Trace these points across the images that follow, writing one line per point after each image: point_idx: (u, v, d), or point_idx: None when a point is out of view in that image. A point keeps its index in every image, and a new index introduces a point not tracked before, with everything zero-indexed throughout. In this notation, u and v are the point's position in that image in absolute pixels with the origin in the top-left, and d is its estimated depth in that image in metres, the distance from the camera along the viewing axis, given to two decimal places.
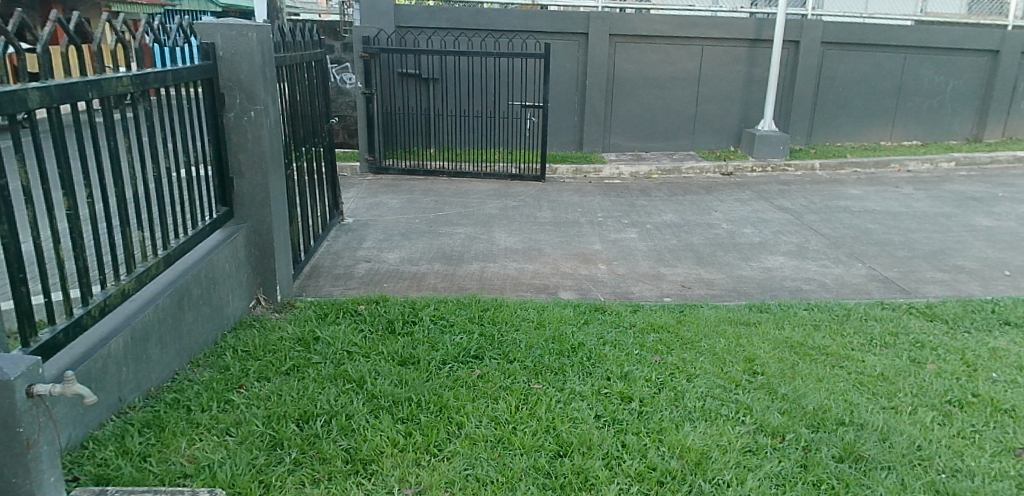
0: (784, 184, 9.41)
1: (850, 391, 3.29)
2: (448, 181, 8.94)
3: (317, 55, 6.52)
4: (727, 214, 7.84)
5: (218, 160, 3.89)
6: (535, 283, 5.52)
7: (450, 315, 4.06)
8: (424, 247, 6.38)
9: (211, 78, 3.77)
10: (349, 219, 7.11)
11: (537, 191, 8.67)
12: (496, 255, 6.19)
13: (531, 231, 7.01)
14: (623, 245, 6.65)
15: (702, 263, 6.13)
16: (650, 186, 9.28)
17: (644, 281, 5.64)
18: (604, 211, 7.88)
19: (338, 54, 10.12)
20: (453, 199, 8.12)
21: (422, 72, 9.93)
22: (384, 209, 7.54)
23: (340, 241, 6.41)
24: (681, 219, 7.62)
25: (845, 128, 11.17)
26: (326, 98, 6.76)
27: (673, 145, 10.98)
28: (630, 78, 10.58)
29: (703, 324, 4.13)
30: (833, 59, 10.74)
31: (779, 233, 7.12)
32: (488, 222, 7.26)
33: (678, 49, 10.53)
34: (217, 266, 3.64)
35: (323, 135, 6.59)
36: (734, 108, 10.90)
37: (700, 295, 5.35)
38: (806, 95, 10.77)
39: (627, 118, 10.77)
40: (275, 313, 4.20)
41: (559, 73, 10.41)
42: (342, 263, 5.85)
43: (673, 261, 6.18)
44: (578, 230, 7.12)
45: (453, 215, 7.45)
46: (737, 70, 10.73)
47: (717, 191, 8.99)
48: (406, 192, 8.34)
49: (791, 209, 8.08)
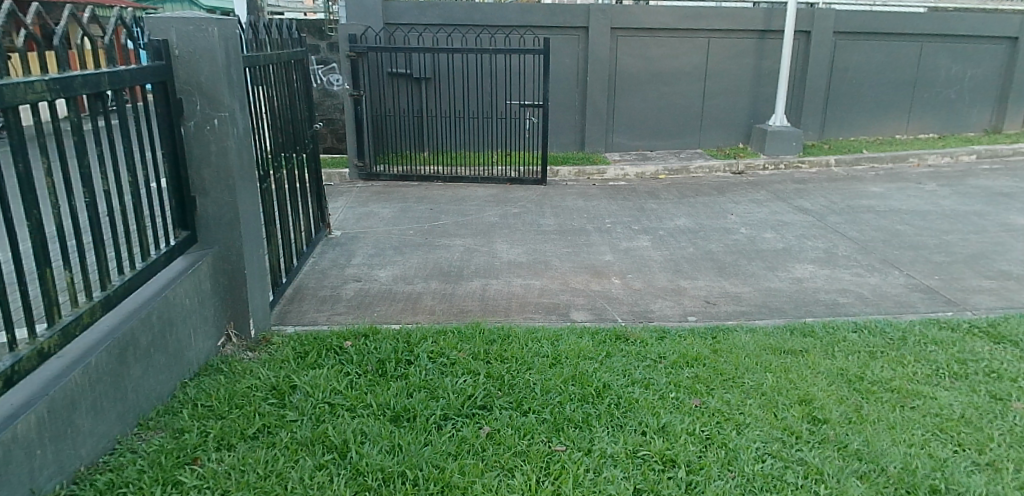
0: (800, 182, 8.88)
1: (931, 442, 2.80)
2: (444, 187, 8.39)
3: (298, 55, 5.95)
4: (744, 217, 7.29)
5: (176, 177, 3.33)
6: (543, 302, 4.98)
7: (451, 351, 3.50)
8: (419, 262, 5.83)
9: (164, 81, 3.18)
10: (337, 232, 6.55)
11: (538, 196, 8.12)
12: (498, 271, 5.64)
13: (534, 241, 6.46)
14: (636, 255, 6.09)
15: (724, 274, 5.59)
16: (658, 187, 8.74)
17: (663, 298, 5.09)
18: (612, 216, 7.33)
19: (324, 55, 9.55)
20: (450, 206, 7.56)
21: (413, 71, 9.35)
22: (375, 220, 6.98)
23: (327, 257, 5.85)
24: (695, 223, 7.07)
25: (859, 121, 10.66)
26: (310, 101, 6.19)
27: (678, 144, 10.44)
28: (633, 73, 10.03)
29: (743, 356, 3.57)
30: (846, 50, 10.20)
31: (803, 237, 6.59)
32: (488, 232, 6.71)
33: (683, 42, 9.98)
34: (175, 304, 3.06)
35: (307, 142, 6.01)
36: (743, 103, 10.38)
37: (727, 313, 4.81)
38: (819, 88, 10.24)
39: (630, 115, 10.22)
40: (248, 353, 3.62)
41: (559, 70, 9.85)
42: (329, 283, 5.29)
43: (693, 272, 5.64)
44: (586, 238, 6.57)
45: (450, 225, 6.89)
46: (745, 64, 10.21)
47: (731, 191, 8.45)
48: (399, 200, 7.78)
49: (812, 210, 7.54)
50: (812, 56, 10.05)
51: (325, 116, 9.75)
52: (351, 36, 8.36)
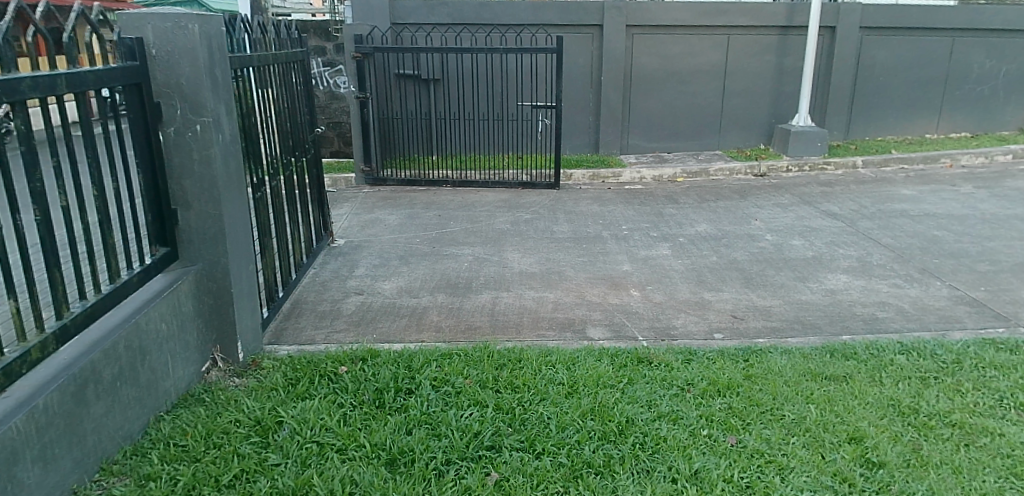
0: (825, 185, 8.46)
1: (1005, 490, 2.46)
2: (453, 192, 8.07)
3: (300, 56, 5.66)
4: (769, 223, 6.90)
5: (154, 189, 3.02)
6: (557, 317, 4.64)
7: (456, 378, 3.18)
8: (425, 273, 5.50)
9: (138, 83, 2.86)
10: (340, 241, 6.24)
11: (551, 201, 7.78)
12: (509, 282, 5.30)
13: (547, 250, 6.11)
14: (656, 264, 5.73)
15: (751, 286, 5.21)
16: (677, 191, 8.36)
17: (687, 312, 4.73)
18: (629, 223, 6.97)
19: (330, 56, 9.27)
20: (459, 213, 7.24)
21: (422, 72, 9.04)
22: (381, 227, 6.67)
23: (328, 268, 5.55)
24: (718, 230, 6.69)
25: (886, 120, 10.20)
26: (312, 105, 5.89)
27: (697, 145, 10.04)
28: (650, 73, 9.65)
29: (781, 385, 3.21)
30: (873, 45, 9.76)
31: (834, 244, 6.19)
32: (499, 240, 6.38)
33: (702, 40, 9.60)
34: (148, 330, 2.76)
35: (309, 147, 5.70)
36: (765, 102, 9.97)
37: (757, 331, 4.44)
38: (844, 86, 9.80)
39: (647, 116, 9.85)
40: (234, 380, 3.33)
41: (573, 70, 9.50)
42: (330, 297, 4.98)
43: (718, 283, 5.26)
44: (602, 246, 6.22)
45: (459, 232, 6.57)
46: (767, 61, 9.80)
47: (753, 195, 8.06)
48: (406, 205, 7.48)
49: (841, 214, 7.13)
50: (837, 52, 9.62)
51: (332, 120, 9.47)
52: (357, 36, 8.06)
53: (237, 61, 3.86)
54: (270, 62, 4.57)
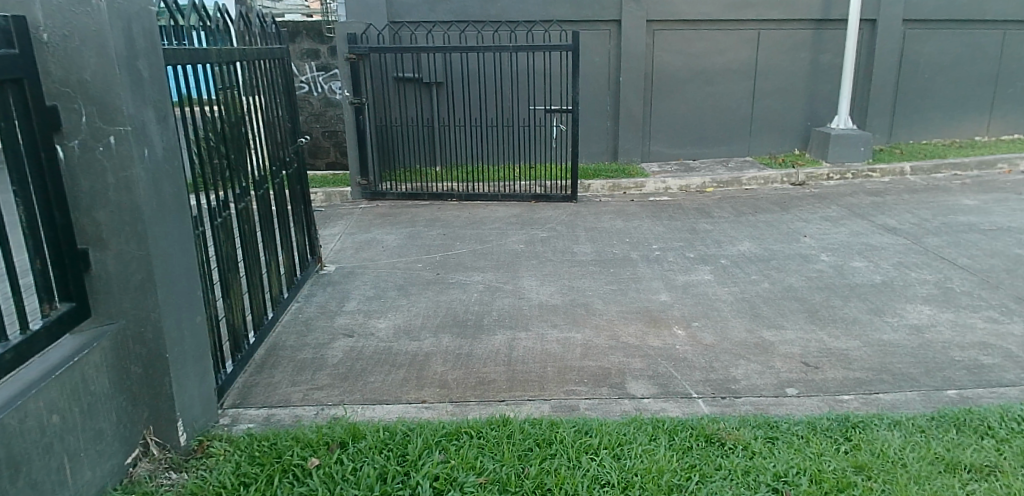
0: (874, 194, 7.60)
1: None
2: (459, 207, 7.25)
3: (280, 53, 4.83)
4: (820, 240, 6.05)
5: (49, 225, 2.18)
6: (587, 366, 3.79)
7: (466, 475, 2.39)
8: (428, 306, 4.67)
9: (19, 80, 2.03)
10: (330, 267, 5.43)
11: (569, 216, 6.95)
12: (526, 318, 4.46)
13: (569, 276, 5.26)
14: (699, 293, 4.88)
15: (817, 323, 4.36)
16: (708, 203, 7.51)
17: (746, 359, 3.88)
18: (660, 241, 6.12)
19: (324, 60, 8.48)
20: (466, 231, 6.40)
21: (423, 75, 8.22)
22: (377, 249, 5.86)
23: (315, 302, 4.73)
24: (764, 249, 5.84)
25: (932, 122, 9.31)
26: (294, 112, 5.08)
27: (724, 151, 9.20)
28: (672, 73, 8.82)
29: (912, 485, 2.37)
30: (918, 40, 8.87)
31: (902, 266, 5.32)
32: (513, 263, 5.54)
33: (730, 36, 8.77)
34: (25, 431, 1.93)
35: (291, 161, 4.89)
36: (799, 104, 9.13)
37: (839, 386, 3.58)
38: (887, 85, 8.91)
39: (669, 121, 9.01)
40: (171, 474, 2.50)
41: (588, 71, 8.69)
42: (314, 340, 4.15)
43: (776, 320, 4.40)
44: (632, 271, 5.37)
45: (467, 254, 5.75)
46: (801, 58, 8.97)
47: (795, 207, 7.21)
48: (407, 223, 6.66)
49: (900, 229, 6.26)
50: (879, 49, 8.74)
51: (327, 129, 8.68)
52: (350, 35, 7.24)
53: (180, 55, 3.06)
54: (236, 60, 3.76)
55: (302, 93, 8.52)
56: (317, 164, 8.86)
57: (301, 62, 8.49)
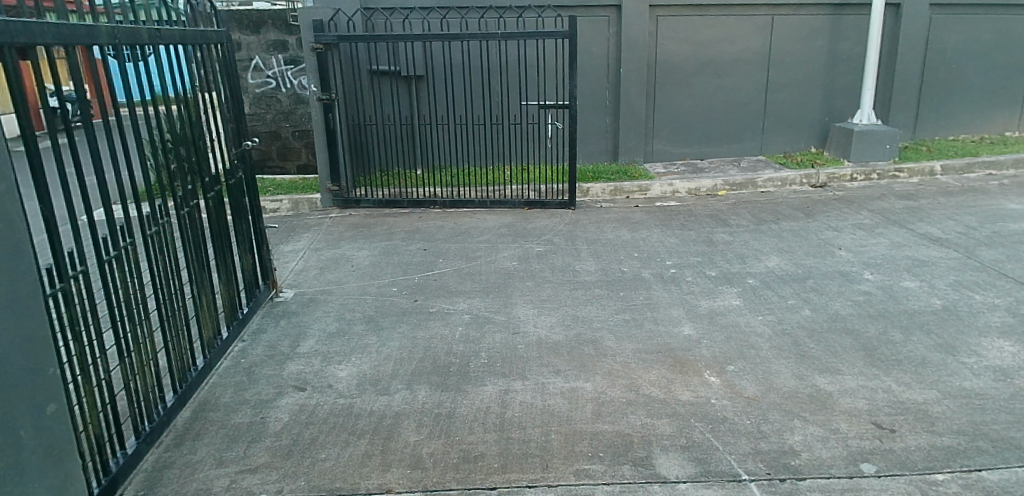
0: (906, 197, 6.83)
1: None
2: (442, 216, 6.41)
3: (219, 37, 3.94)
4: (858, 254, 5.26)
5: None
6: (602, 431, 2.96)
7: None
8: (401, 345, 3.82)
9: None
10: (287, 292, 4.56)
11: (567, 226, 6.11)
12: (523, 360, 3.62)
13: (571, 302, 4.43)
14: (729, 325, 4.06)
15: (880, 366, 3.55)
16: (723, 208, 6.70)
17: (802, 419, 3.07)
18: (675, 256, 5.30)
19: (291, 52, 7.58)
20: (450, 245, 5.55)
21: (401, 68, 7.34)
22: (346, 269, 5.00)
23: (262, 340, 3.86)
24: (796, 266, 5.03)
25: (960, 116, 8.56)
26: (240, 112, 4.18)
27: (735, 149, 8.40)
28: (678, 64, 8.00)
29: None
30: (945, 26, 8.11)
31: (963, 287, 4.53)
32: (505, 286, 4.71)
33: (740, 23, 7.95)
34: None
35: (233, 170, 4.00)
36: (816, 97, 8.35)
37: (927, 460, 2.77)
38: (911, 76, 8.15)
39: (675, 116, 8.20)
40: None
41: (586, 62, 7.82)
42: (255, 396, 3.28)
43: (830, 362, 3.59)
44: (645, 294, 4.55)
45: (451, 275, 4.90)
46: (817, 48, 8.18)
47: (821, 213, 6.43)
48: (382, 236, 5.80)
49: (947, 240, 5.49)
50: (903, 36, 7.99)
51: (297, 128, 7.79)
52: (316, 21, 6.34)
53: (27, 32, 2.18)
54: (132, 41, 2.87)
55: (269, 89, 7.64)
56: (287, 167, 7.97)
57: (266, 54, 7.58)
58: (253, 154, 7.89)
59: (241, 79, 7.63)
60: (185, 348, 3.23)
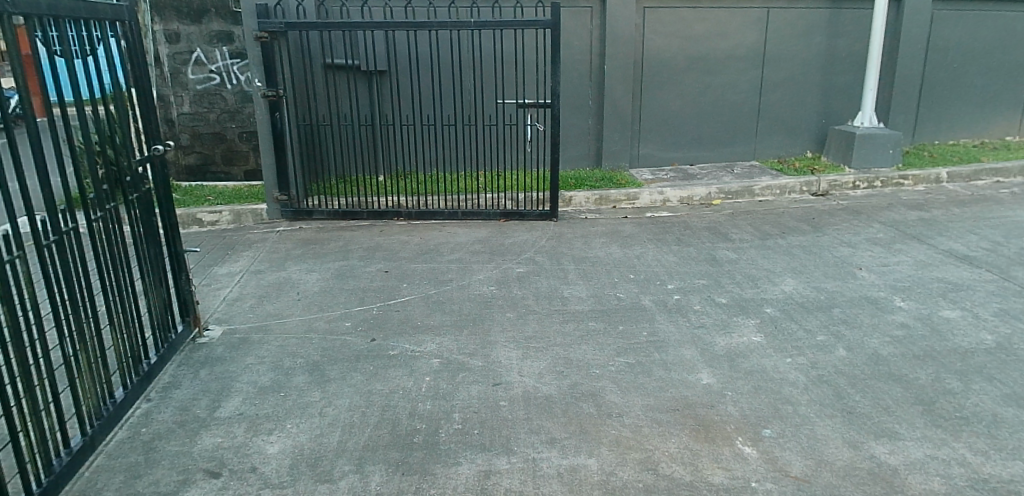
0: (916, 207, 6.27)
1: None
2: (408, 230, 5.61)
3: (122, 13, 3.00)
4: (882, 275, 4.64)
5: None
6: None
7: None
8: (352, 402, 3.03)
9: None
10: (215, 331, 3.72)
11: (551, 241, 5.38)
12: (507, 424, 2.87)
13: (561, 339, 3.69)
14: (753, 370, 3.38)
15: (945, 427, 2.89)
16: (721, 220, 6.04)
17: None
18: (676, 278, 4.62)
19: (239, 45, 6.66)
20: (416, 266, 4.76)
21: (360, 63, 6.51)
22: (289, 298, 4.18)
23: (173, 401, 3.01)
24: (817, 292, 4.37)
25: (960, 120, 8.09)
26: (147, 108, 3.22)
27: (726, 154, 7.78)
28: (667, 60, 7.34)
29: None
30: (947, 23, 7.61)
31: (1012, 318, 3.93)
32: (481, 318, 3.95)
33: (734, 18, 7.32)
34: None
35: (133, 181, 3.05)
36: (812, 98, 7.78)
37: None
38: (911, 76, 7.64)
39: (663, 118, 7.54)
40: None
41: (568, 57, 7.08)
42: (149, 489, 2.42)
43: (885, 424, 2.92)
44: (649, 329, 3.82)
45: (417, 304, 4.12)
46: (814, 45, 7.60)
47: (829, 226, 5.82)
48: (337, 255, 4.99)
49: (976, 258, 4.91)
50: (904, 32, 7.45)
51: (245, 129, 6.91)
52: (259, 4, 5.47)
53: None
54: None
55: (214, 86, 6.73)
56: (233, 173, 7.06)
57: (209, 47, 6.64)
58: (194, 159, 6.96)
59: (180, 74, 6.68)
60: (45, 437, 2.28)
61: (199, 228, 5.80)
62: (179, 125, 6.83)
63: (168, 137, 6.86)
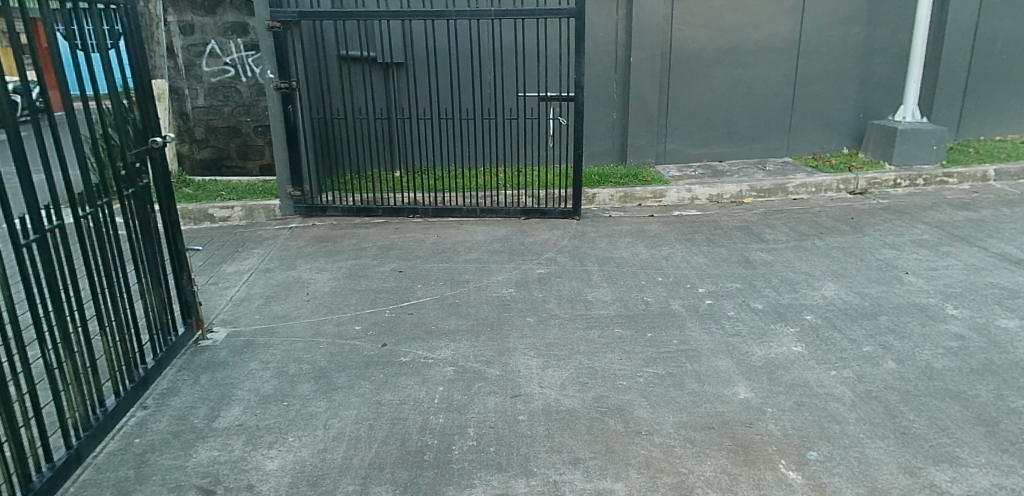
0: (963, 207, 5.90)
1: None
2: (425, 228, 5.40)
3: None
4: (930, 280, 4.32)
5: None
6: None
7: None
8: (359, 413, 2.82)
9: None
10: (219, 333, 3.54)
11: (573, 241, 5.13)
12: (525, 442, 2.63)
13: (585, 346, 3.44)
14: (795, 384, 3.10)
15: (1015, 453, 2.59)
16: (753, 219, 5.74)
17: None
18: (707, 281, 4.34)
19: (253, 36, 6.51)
20: (432, 266, 4.54)
21: (377, 55, 6.31)
22: (298, 299, 3.98)
23: (170, 410, 2.82)
24: (861, 298, 4.06)
25: (1008, 115, 7.66)
26: (146, 97, 3.01)
27: (758, 150, 7.45)
28: (696, 52, 7.03)
29: None
30: (996, 12, 7.19)
31: None
32: (500, 323, 3.71)
33: (768, 7, 6.99)
34: None
35: (128, 175, 2.84)
36: (849, 92, 7.41)
37: None
38: (956, 68, 7.26)
39: (691, 112, 7.23)
40: None
41: (592, 49, 6.81)
42: None
43: (945, 447, 2.63)
44: (679, 337, 3.56)
45: (431, 307, 3.90)
46: (852, 36, 7.23)
47: (870, 226, 5.48)
48: (350, 253, 4.79)
49: None
50: (950, 22, 7.08)
51: (261, 123, 6.76)
52: None
53: None
54: None
55: (228, 78, 6.58)
56: (249, 168, 6.91)
57: (223, 39, 6.48)
58: (209, 153, 6.83)
59: (195, 67, 6.54)
60: (20, 455, 2.08)
61: (211, 224, 5.66)
62: (194, 119, 6.69)
63: (183, 131, 6.73)
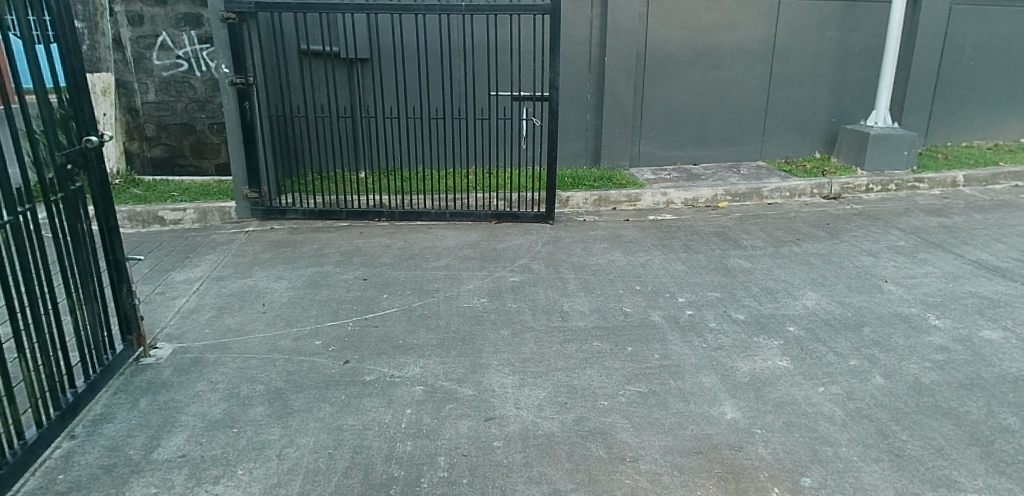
0: (935, 213, 5.89)
1: None
2: (392, 232, 5.14)
3: None
4: (910, 289, 4.24)
5: None
6: None
7: None
8: (317, 442, 2.56)
9: None
10: (163, 350, 3.23)
11: (547, 247, 4.93)
12: (500, 472, 2.41)
13: (562, 362, 3.25)
14: (783, 402, 2.94)
15: (1013, 476, 2.47)
16: (729, 225, 5.62)
17: None
18: (686, 290, 4.19)
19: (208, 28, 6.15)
20: (399, 274, 4.29)
21: (340, 50, 6.02)
22: (253, 310, 3.69)
23: (104, 440, 2.52)
24: (843, 307, 3.95)
25: (975, 121, 7.72)
26: (79, 91, 2.69)
27: (731, 153, 7.37)
28: (671, 53, 6.90)
29: None
30: (965, 18, 7.23)
31: None
32: (472, 336, 3.49)
33: (743, 9, 6.89)
34: None
35: (57, 179, 2.53)
36: (822, 95, 7.38)
37: None
38: (926, 74, 7.28)
39: (666, 114, 7.11)
40: None
41: (566, 47, 6.63)
42: None
43: (940, 471, 2.50)
44: (660, 351, 3.38)
45: (398, 319, 3.65)
46: (825, 40, 7.19)
47: (846, 232, 5.41)
48: (312, 260, 4.51)
49: (1008, 270, 4.53)
50: (921, 27, 7.09)
51: (217, 120, 6.40)
52: None
53: None
54: None
55: (181, 72, 6.21)
56: (204, 166, 6.55)
57: (176, 30, 6.11)
58: (161, 151, 6.44)
59: (145, 59, 6.14)
60: None
61: (161, 227, 5.29)
62: (144, 115, 6.30)
63: (132, 127, 6.32)
